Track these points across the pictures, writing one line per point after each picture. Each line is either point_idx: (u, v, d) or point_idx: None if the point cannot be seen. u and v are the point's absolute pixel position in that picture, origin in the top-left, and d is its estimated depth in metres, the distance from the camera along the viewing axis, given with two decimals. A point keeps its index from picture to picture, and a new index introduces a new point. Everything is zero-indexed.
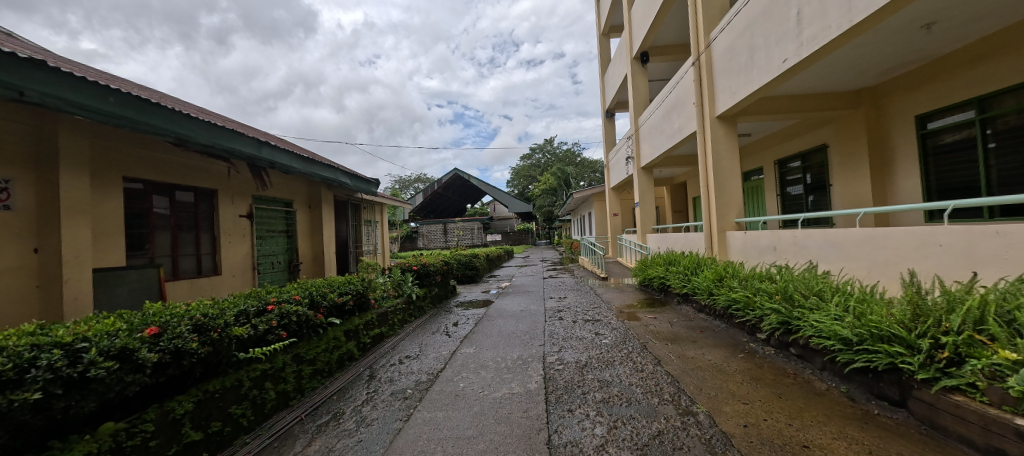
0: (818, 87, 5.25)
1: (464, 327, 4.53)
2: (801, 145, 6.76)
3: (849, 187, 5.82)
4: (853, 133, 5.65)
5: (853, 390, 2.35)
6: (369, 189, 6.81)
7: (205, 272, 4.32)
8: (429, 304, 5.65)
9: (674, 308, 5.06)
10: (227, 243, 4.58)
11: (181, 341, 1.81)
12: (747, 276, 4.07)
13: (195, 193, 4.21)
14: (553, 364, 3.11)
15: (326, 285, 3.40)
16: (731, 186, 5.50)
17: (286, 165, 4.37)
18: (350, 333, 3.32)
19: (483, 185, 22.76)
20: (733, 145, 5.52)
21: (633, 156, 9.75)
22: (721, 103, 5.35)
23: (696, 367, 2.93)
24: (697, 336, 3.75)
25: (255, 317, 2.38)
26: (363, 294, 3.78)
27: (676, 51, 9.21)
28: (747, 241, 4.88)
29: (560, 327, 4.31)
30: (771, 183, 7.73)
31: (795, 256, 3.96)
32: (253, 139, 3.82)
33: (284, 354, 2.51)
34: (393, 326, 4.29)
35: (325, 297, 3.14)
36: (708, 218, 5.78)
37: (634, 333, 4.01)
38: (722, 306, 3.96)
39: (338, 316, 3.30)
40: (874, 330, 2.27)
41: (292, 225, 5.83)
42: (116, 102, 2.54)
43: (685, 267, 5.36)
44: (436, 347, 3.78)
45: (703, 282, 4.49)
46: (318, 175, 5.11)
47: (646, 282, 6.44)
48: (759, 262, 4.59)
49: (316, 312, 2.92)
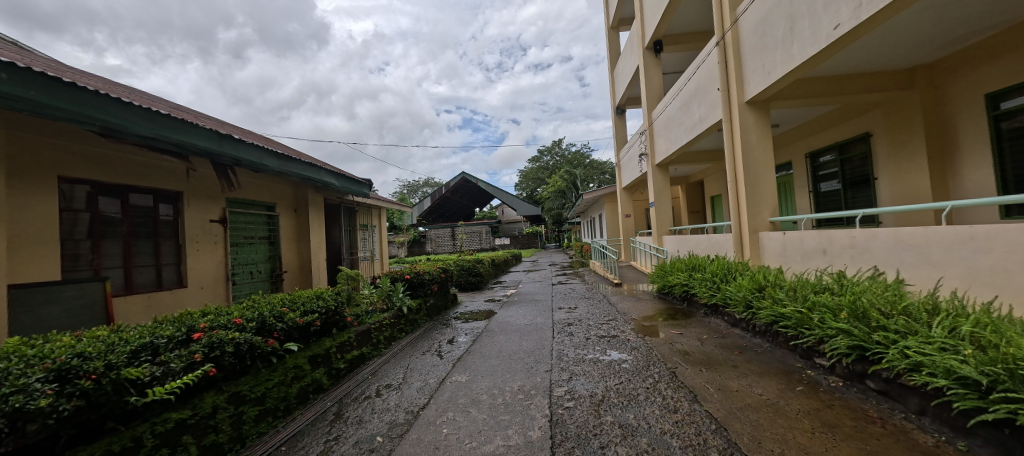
0: (865, 65, 4.55)
1: (459, 346, 3.95)
2: (840, 135, 6.01)
3: (900, 180, 5.08)
4: (905, 118, 4.90)
5: (977, 451, 1.66)
6: (362, 191, 6.29)
7: (166, 284, 3.82)
8: (424, 317, 5.08)
9: (700, 321, 4.39)
10: (194, 252, 4.09)
11: (24, 398, 1.28)
12: (794, 285, 3.38)
13: (155, 196, 3.75)
14: (561, 400, 2.49)
15: (288, 302, 2.84)
16: (764, 181, 4.82)
17: (255, 162, 3.86)
18: (317, 360, 2.76)
19: (491, 188, 22.18)
20: (765, 134, 4.85)
21: (647, 152, 9.06)
22: (752, 86, 4.68)
23: (745, 407, 2.28)
24: (737, 359, 3.09)
25: (169, 352, 1.84)
26: (337, 311, 3.21)
27: (691, 39, 8.54)
28: (787, 243, 4.18)
29: (569, 347, 3.68)
30: (802, 178, 6.98)
31: (855, 262, 3.27)
32: (213, 133, 3.31)
33: (215, 395, 1.96)
34: (377, 346, 3.73)
35: (282, 318, 2.57)
36: (738, 217, 5.08)
37: (659, 354, 3.37)
38: (765, 321, 3.29)
39: (300, 339, 2.74)
40: (1017, 370, 1.61)
41: (275, 231, 5.35)
42: (9, 79, 2.04)
43: (713, 274, 4.69)
44: (422, 373, 3.18)
45: (739, 292, 3.82)
46: (298, 175, 4.61)
47: (667, 290, 5.77)
48: (803, 269, 3.89)
49: (266, 338, 2.36)
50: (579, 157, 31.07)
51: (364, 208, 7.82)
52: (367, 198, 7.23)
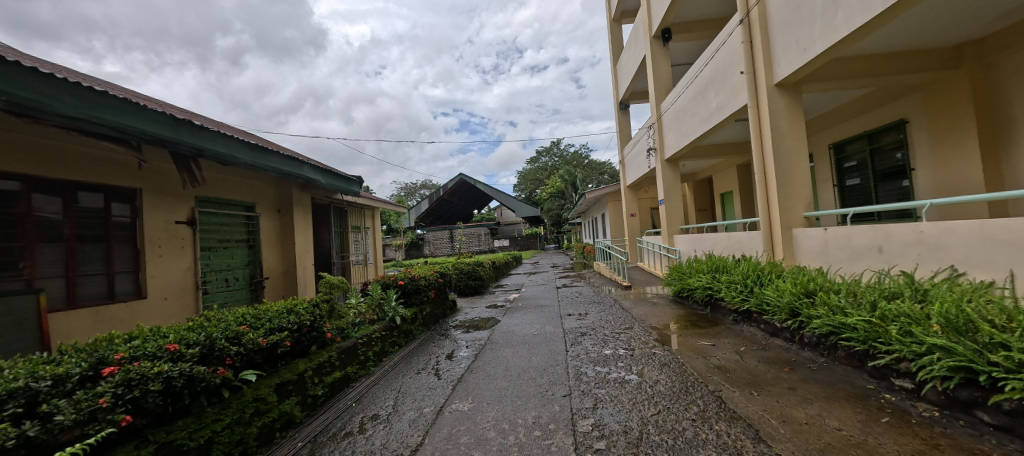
0: (908, 41, 4.09)
1: (459, 362, 3.46)
2: (869, 123, 5.56)
3: (943, 170, 4.61)
4: (949, 101, 4.44)
5: None
6: (352, 189, 5.76)
7: (120, 296, 3.30)
8: (419, 328, 4.58)
9: (731, 329, 3.91)
10: (156, 258, 3.57)
11: None
12: (851, 289, 2.90)
13: (106, 194, 3.23)
14: (588, 439, 1.97)
15: (249, 317, 2.30)
16: (796, 172, 4.35)
17: (222, 153, 3.35)
18: (286, 389, 2.27)
19: (489, 189, 21.72)
20: (796, 119, 4.39)
21: (656, 147, 8.59)
22: (783, 66, 4.21)
23: (827, 448, 1.77)
24: (791, 379, 2.59)
25: (57, 397, 1.33)
26: (315, 326, 2.69)
27: (702, 27, 8.06)
28: (828, 240, 3.70)
29: (587, 363, 3.18)
30: (825, 172, 6.53)
31: (925, 261, 2.79)
32: (167, 117, 2.83)
33: (135, 449, 1.45)
34: (365, 365, 3.23)
35: (238, 339, 2.05)
36: (766, 212, 4.59)
37: (694, 371, 2.88)
38: (819, 334, 2.80)
39: (262, 365, 2.22)
40: None
41: (255, 234, 4.84)
42: None
43: (744, 277, 4.19)
44: (416, 400, 2.66)
45: (781, 298, 3.33)
46: (276, 169, 4.09)
47: (685, 293, 5.27)
48: (850, 269, 3.42)
49: (214, 367, 1.84)
50: (580, 157, 31.23)
51: (356, 209, 7.30)
52: (358, 198, 6.70)
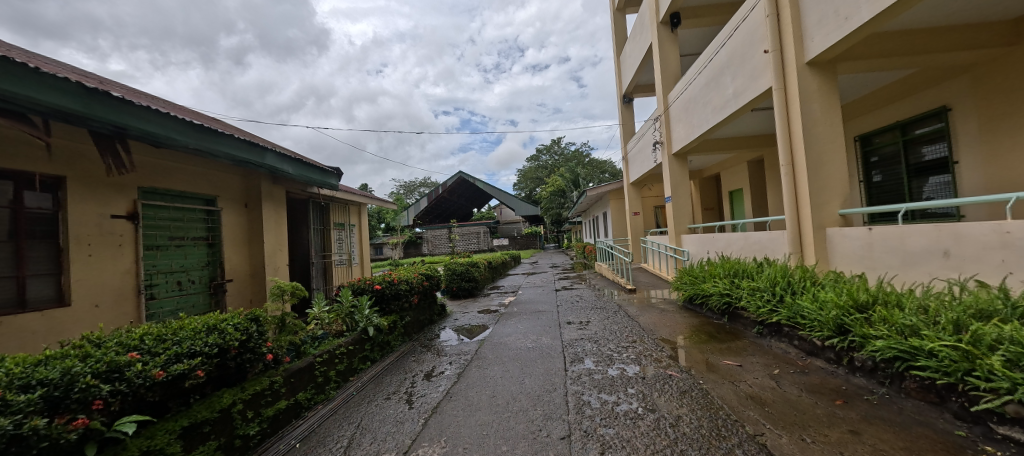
0: (962, 13, 3.53)
1: (439, 384, 2.93)
2: (905, 111, 5.00)
3: (994, 162, 4.05)
4: (1005, 83, 3.88)
5: None
6: (330, 182, 5.21)
7: (34, 304, 2.73)
8: (399, 339, 4.03)
9: (757, 344, 3.36)
10: (85, 258, 3.01)
11: None
12: (920, 305, 2.34)
13: (15, 182, 2.68)
14: None
15: (148, 339, 1.78)
16: (830, 164, 3.81)
17: (154, 132, 2.80)
18: (201, 432, 1.73)
19: (490, 188, 20.88)
20: (829, 103, 3.84)
21: (663, 140, 8.02)
22: (819, 39, 3.65)
23: None
24: (850, 417, 2.04)
25: None
26: (249, 346, 2.14)
27: (714, 12, 7.51)
28: (873, 242, 3.16)
29: (591, 390, 2.63)
30: (849, 166, 5.98)
31: (1014, 269, 2.25)
32: (77, 85, 2.29)
33: None
34: (324, 390, 2.69)
35: (122, 370, 1.53)
36: (794, 209, 4.03)
37: (723, 403, 2.32)
38: (881, 359, 2.25)
39: (160, 401, 1.68)
40: None
41: (216, 230, 4.28)
42: None
43: (771, 284, 3.64)
44: (376, 440, 2.12)
45: (823, 311, 2.78)
46: (230, 156, 3.54)
47: (699, 300, 4.72)
48: (905, 276, 2.87)
49: (66, 416, 1.31)
50: (579, 154, 30.89)
51: (340, 205, 6.75)
52: (338, 193, 6.14)
